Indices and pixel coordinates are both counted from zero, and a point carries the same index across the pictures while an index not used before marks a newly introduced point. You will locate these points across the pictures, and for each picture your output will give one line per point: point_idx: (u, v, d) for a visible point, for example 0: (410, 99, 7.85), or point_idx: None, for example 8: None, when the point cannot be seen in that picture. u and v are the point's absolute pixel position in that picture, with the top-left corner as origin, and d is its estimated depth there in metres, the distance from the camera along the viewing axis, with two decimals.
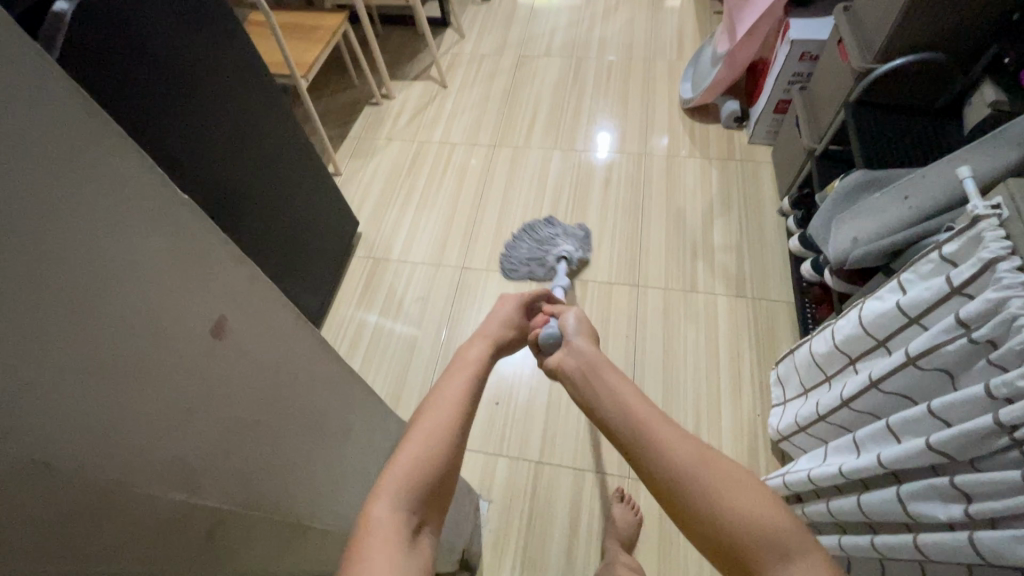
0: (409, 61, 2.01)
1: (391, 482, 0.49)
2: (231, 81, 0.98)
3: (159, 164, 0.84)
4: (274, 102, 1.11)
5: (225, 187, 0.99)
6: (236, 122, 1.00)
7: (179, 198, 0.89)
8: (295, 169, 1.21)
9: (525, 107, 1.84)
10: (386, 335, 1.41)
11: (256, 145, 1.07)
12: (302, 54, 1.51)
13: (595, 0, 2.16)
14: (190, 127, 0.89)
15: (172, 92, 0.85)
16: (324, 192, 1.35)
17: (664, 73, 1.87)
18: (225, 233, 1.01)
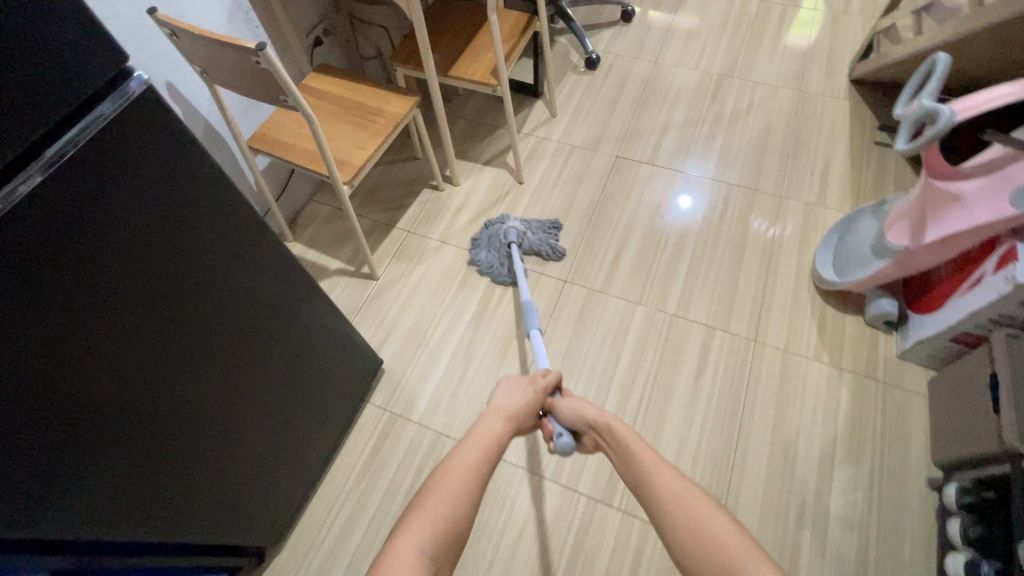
0: (485, 138, 1.68)
1: (420, 527, 0.65)
2: (190, 267, 0.68)
3: (51, 436, 0.58)
4: (261, 262, 0.81)
5: (169, 398, 0.72)
6: (194, 316, 0.72)
7: (85, 461, 0.62)
8: (288, 331, 0.92)
9: (611, 232, 1.49)
10: (384, 531, 1.12)
11: (222, 330, 0.77)
12: (352, 149, 1.21)
13: (723, 94, 1.76)
14: (107, 363, 0.61)
15: (73, 332, 0.57)
16: (332, 334, 1.06)
17: (796, 221, 1.47)
18: (167, 459, 0.75)
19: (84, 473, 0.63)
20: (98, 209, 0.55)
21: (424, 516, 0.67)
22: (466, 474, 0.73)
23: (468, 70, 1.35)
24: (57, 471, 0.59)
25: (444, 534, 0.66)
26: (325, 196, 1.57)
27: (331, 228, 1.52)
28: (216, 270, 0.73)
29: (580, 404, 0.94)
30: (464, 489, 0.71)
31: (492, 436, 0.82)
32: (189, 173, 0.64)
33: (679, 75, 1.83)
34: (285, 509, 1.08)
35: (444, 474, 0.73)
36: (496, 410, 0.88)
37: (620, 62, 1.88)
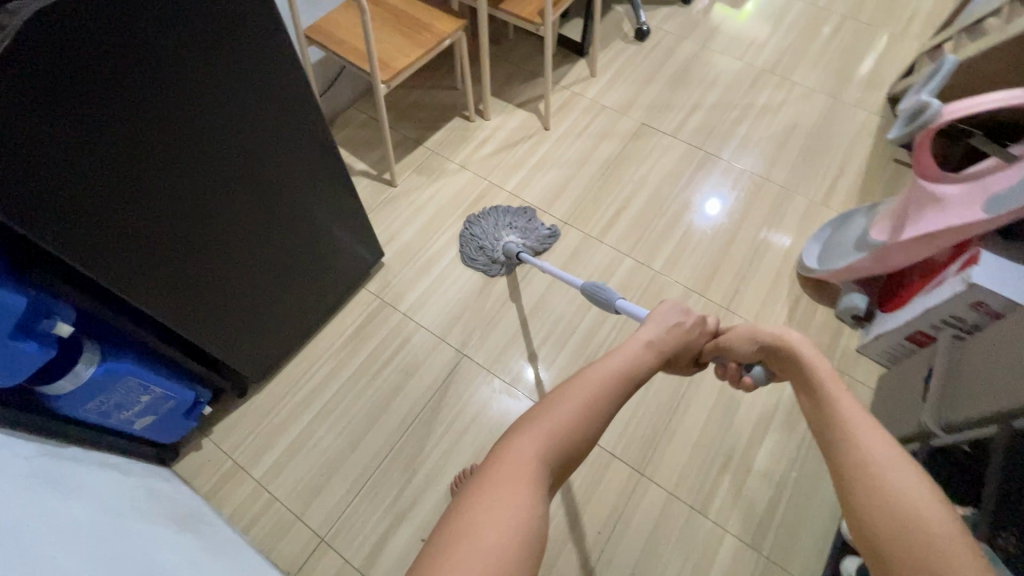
0: (523, 82, 1.77)
1: (540, 432, 0.61)
2: (225, 98, 0.81)
3: (84, 200, 0.71)
4: (284, 113, 0.91)
5: (194, 208, 0.86)
6: (216, 138, 0.83)
7: (107, 234, 0.76)
8: (298, 184, 1.03)
9: (619, 189, 1.57)
10: (353, 394, 1.25)
11: (248, 168, 0.92)
12: (395, 54, 1.32)
13: (760, 87, 1.80)
14: (137, 153, 0.74)
15: (119, 116, 0.69)
16: (339, 205, 1.17)
17: (796, 214, 1.52)
18: (173, 261, 0.88)
19: (105, 244, 0.76)
20: (172, 15, 0.68)
21: (543, 421, 0.62)
22: (595, 393, 0.67)
23: (518, 8, 1.44)
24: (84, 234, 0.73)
25: (564, 443, 0.61)
26: (365, 105, 1.69)
27: (364, 133, 1.64)
28: (254, 114, 0.87)
29: (754, 328, 0.83)
30: (598, 405, 0.66)
31: (636, 363, 0.73)
32: (228, 6, 0.74)
33: (722, 62, 1.87)
34: (268, 353, 1.20)
35: (584, 380, 0.69)
36: (642, 343, 0.78)
37: (669, 39, 1.93)
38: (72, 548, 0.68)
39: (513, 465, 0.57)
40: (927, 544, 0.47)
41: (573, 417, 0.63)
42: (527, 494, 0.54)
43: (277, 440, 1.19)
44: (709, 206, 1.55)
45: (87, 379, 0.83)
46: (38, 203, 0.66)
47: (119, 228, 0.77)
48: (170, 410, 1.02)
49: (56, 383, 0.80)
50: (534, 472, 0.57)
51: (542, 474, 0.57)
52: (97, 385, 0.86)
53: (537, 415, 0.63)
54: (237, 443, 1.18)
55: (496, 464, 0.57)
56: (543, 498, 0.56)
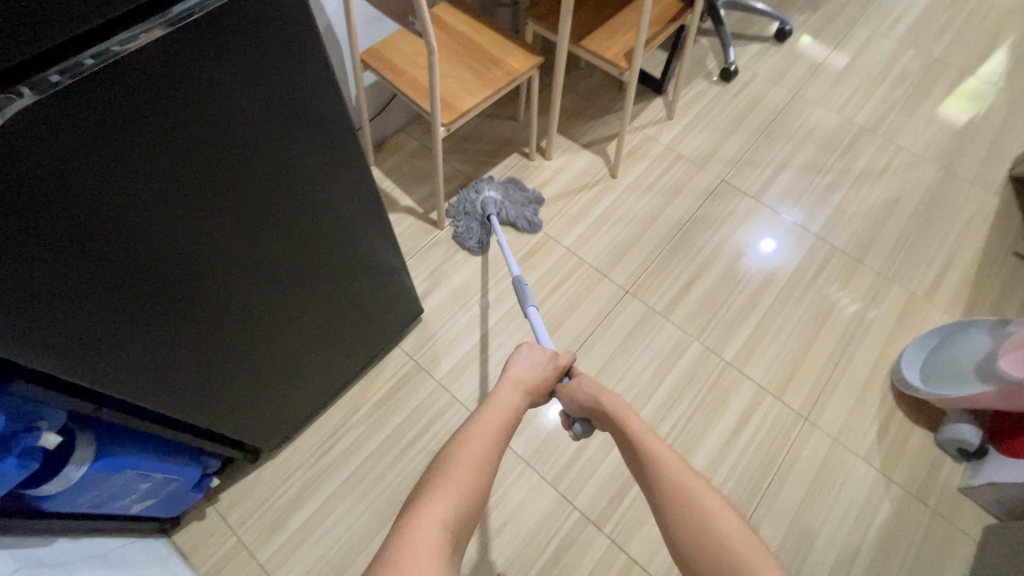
0: (591, 120, 1.60)
1: (443, 496, 0.59)
2: (269, 174, 0.69)
3: (96, 293, 0.60)
4: (338, 189, 0.80)
5: (221, 289, 0.75)
6: (258, 218, 0.72)
7: (115, 326, 0.64)
8: (343, 259, 0.92)
9: (690, 257, 1.39)
10: (374, 473, 1.11)
11: (288, 244, 0.79)
12: (460, 91, 1.17)
13: (859, 148, 1.59)
14: (163, 239, 0.63)
15: (140, 200, 0.57)
16: (383, 274, 1.05)
17: (893, 309, 1.32)
18: (194, 346, 0.77)
19: (119, 335, 0.65)
20: (218, 89, 0.56)
21: (444, 487, 0.60)
22: (482, 454, 0.66)
23: (602, 46, 1.27)
24: (95, 328, 0.62)
25: (467, 508, 0.60)
26: (417, 131, 1.54)
27: (413, 164, 1.50)
28: (302, 188, 0.74)
29: (599, 386, 0.84)
30: (488, 460, 0.66)
31: (512, 406, 0.76)
32: (287, 76, 0.62)
33: (816, 115, 1.67)
34: (287, 421, 1.08)
35: (469, 441, 0.68)
36: (511, 385, 0.81)
37: (757, 82, 1.73)
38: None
39: (425, 541, 0.54)
40: (712, 537, 0.57)
41: (473, 479, 0.62)
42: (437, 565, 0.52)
43: (288, 518, 1.07)
44: (762, 246, 1.42)
45: (78, 480, 0.71)
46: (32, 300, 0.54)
47: (130, 318, 0.65)
48: (174, 490, 0.91)
49: (41, 488, 0.68)
50: (440, 538, 0.55)
51: (449, 542, 0.56)
52: (90, 482, 0.74)
53: (437, 479, 0.61)
54: (245, 517, 1.06)
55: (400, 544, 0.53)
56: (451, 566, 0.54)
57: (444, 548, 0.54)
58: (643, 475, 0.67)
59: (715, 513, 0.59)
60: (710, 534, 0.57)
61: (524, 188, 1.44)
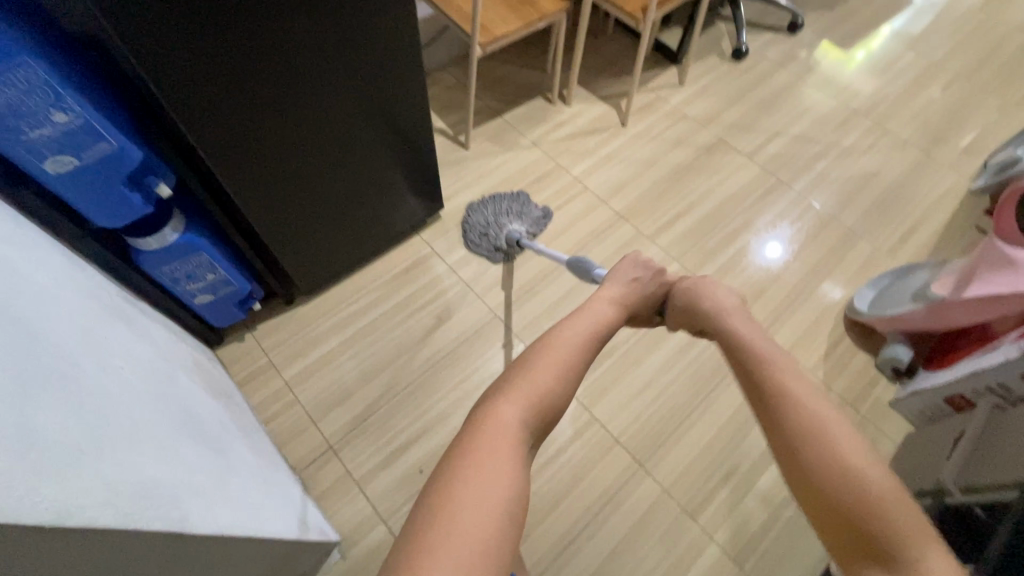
0: (610, 77, 1.80)
1: (516, 398, 0.62)
2: (342, 31, 0.89)
3: (194, 61, 0.76)
4: (384, 30, 0.95)
5: (290, 122, 0.95)
6: (320, 40, 0.88)
7: (213, 123, 0.84)
8: (384, 107, 1.07)
9: (681, 197, 1.57)
10: (386, 326, 1.32)
11: (345, 100, 0.99)
12: (497, 21, 1.38)
13: (849, 127, 1.76)
14: (249, 32, 0.79)
15: (253, 20, 0.78)
16: (416, 138, 1.20)
17: (856, 258, 1.49)
18: (256, 146, 0.93)
19: (214, 133, 0.85)
20: None
21: (514, 391, 0.63)
22: (559, 361, 0.68)
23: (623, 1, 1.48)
24: (200, 115, 0.82)
25: (543, 407, 0.63)
26: (456, 69, 1.77)
27: (450, 95, 1.72)
28: (363, 52, 0.95)
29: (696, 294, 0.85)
30: (564, 370, 0.68)
31: (598, 320, 0.77)
32: None
33: (815, 97, 1.84)
34: (320, 268, 1.28)
35: (543, 349, 0.70)
36: (602, 298, 0.83)
37: (765, 64, 1.91)
38: (134, 371, 0.75)
39: (499, 435, 0.57)
40: (838, 461, 0.48)
41: (544, 382, 0.65)
42: (511, 463, 0.54)
43: (311, 350, 1.27)
44: (769, 250, 1.49)
45: (172, 243, 0.94)
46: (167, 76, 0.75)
47: (224, 120, 0.85)
48: (226, 295, 1.12)
49: (146, 239, 0.91)
50: (515, 433, 0.58)
51: (522, 440, 0.58)
52: (175, 252, 0.96)
53: (516, 379, 0.65)
54: (276, 344, 1.27)
55: (478, 433, 0.57)
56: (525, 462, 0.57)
57: (519, 448, 0.57)
58: (752, 387, 0.58)
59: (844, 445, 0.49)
60: (840, 462, 0.48)
61: (524, 200, 1.49)
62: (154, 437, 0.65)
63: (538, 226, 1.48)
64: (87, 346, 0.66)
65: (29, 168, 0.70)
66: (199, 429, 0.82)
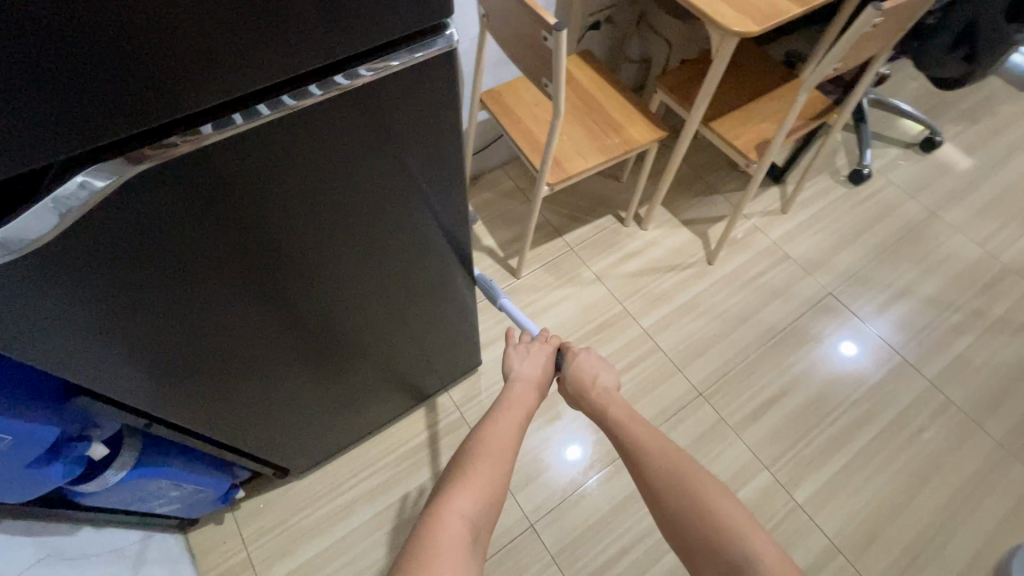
0: (697, 196, 1.50)
1: (465, 490, 0.56)
2: (361, 242, 0.63)
3: (187, 309, 0.54)
4: (442, 238, 0.74)
5: (288, 338, 0.70)
6: (331, 258, 0.62)
7: (174, 373, 0.60)
8: (421, 305, 0.85)
9: (776, 372, 1.26)
10: (393, 523, 1.06)
11: (364, 300, 0.74)
12: (573, 152, 1.12)
13: (1001, 292, 1.40)
14: (220, 281, 0.53)
15: (226, 268, 0.53)
16: (453, 313, 0.96)
17: (1012, 491, 1.13)
18: (245, 374, 0.70)
19: (177, 380, 0.62)
20: (325, 166, 0.50)
21: (469, 484, 0.57)
22: (507, 443, 0.64)
23: (734, 131, 1.18)
24: (153, 372, 0.58)
25: (492, 505, 0.57)
26: (515, 171, 1.51)
27: (505, 204, 1.46)
28: (389, 252, 0.68)
29: (601, 363, 0.79)
30: (511, 452, 0.63)
31: (531, 401, 0.72)
32: (399, 153, 0.55)
33: (954, 242, 1.48)
34: (319, 448, 1.04)
35: (490, 429, 0.65)
36: (527, 379, 0.75)
37: (891, 191, 1.57)
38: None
39: (448, 534, 0.51)
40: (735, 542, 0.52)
41: (497, 472, 0.59)
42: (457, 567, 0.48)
43: (299, 547, 1.03)
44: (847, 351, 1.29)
45: (115, 483, 0.70)
46: (99, 353, 0.51)
47: (191, 365, 0.61)
48: (199, 497, 0.90)
49: (81, 485, 0.68)
50: (462, 532, 0.52)
51: (471, 534, 0.53)
52: (125, 486, 0.73)
53: (463, 472, 0.58)
54: (260, 532, 1.04)
55: (425, 542, 0.50)
56: (474, 559, 0.52)
57: (467, 542, 0.52)
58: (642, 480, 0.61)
59: (750, 535, 0.53)
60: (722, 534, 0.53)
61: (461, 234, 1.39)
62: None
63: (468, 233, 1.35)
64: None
65: None
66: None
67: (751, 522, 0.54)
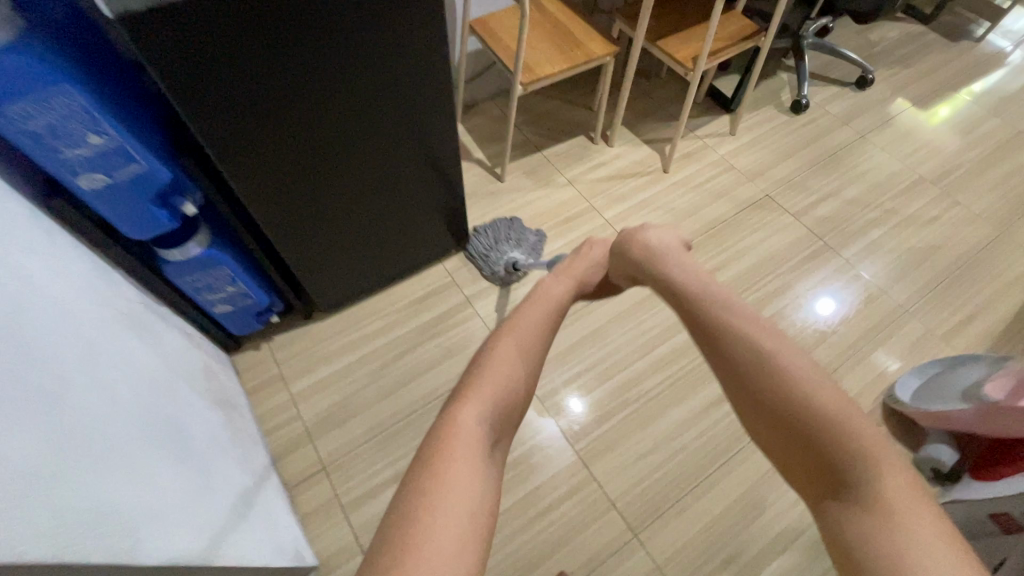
0: (657, 120, 1.77)
1: (474, 401, 0.63)
2: (371, 71, 0.91)
3: (256, 94, 0.82)
4: (431, 88, 1.01)
5: (319, 152, 0.97)
6: (349, 79, 0.90)
7: (243, 155, 0.88)
8: (418, 156, 1.12)
9: (716, 252, 1.51)
10: (395, 353, 1.32)
11: (374, 134, 1.01)
12: (542, 61, 1.39)
13: (916, 195, 1.64)
14: (277, 75, 0.82)
15: (281, 64, 0.81)
16: (445, 176, 1.22)
17: (907, 339, 1.37)
18: (289, 180, 0.98)
19: (244, 163, 0.89)
20: None
21: (478, 395, 0.64)
22: (514, 362, 0.70)
23: (674, 48, 1.44)
24: (230, 147, 0.86)
25: (500, 413, 0.65)
26: (501, 101, 1.78)
27: (492, 127, 1.74)
28: (392, 89, 0.96)
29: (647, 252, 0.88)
30: (517, 369, 0.70)
31: (541, 319, 0.79)
32: None
33: (879, 158, 1.73)
34: (338, 291, 1.31)
35: (502, 349, 0.72)
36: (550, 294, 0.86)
37: (826, 119, 1.82)
38: (134, 386, 0.75)
39: (464, 435, 0.58)
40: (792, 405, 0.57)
41: (504, 384, 0.66)
42: (478, 466, 0.55)
43: (321, 367, 1.30)
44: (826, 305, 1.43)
45: (194, 256, 0.97)
46: (202, 115, 0.79)
47: (254, 152, 0.89)
48: (245, 306, 1.16)
49: (171, 250, 0.95)
50: (476, 434, 0.59)
51: (486, 437, 0.60)
52: (198, 265, 1.00)
53: (472, 386, 0.65)
54: (290, 356, 1.30)
55: (442, 441, 0.57)
56: (490, 462, 0.58)
57: (483, 442, 0.59)
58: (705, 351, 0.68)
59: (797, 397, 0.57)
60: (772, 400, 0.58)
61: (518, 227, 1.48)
62: (152, 475, 0.67)
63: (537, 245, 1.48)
64: (80, 354, 0.65)
65: (64, 182, 0.75)
66: (199, 454, 0.83)
67: (803, 376, 0.59)
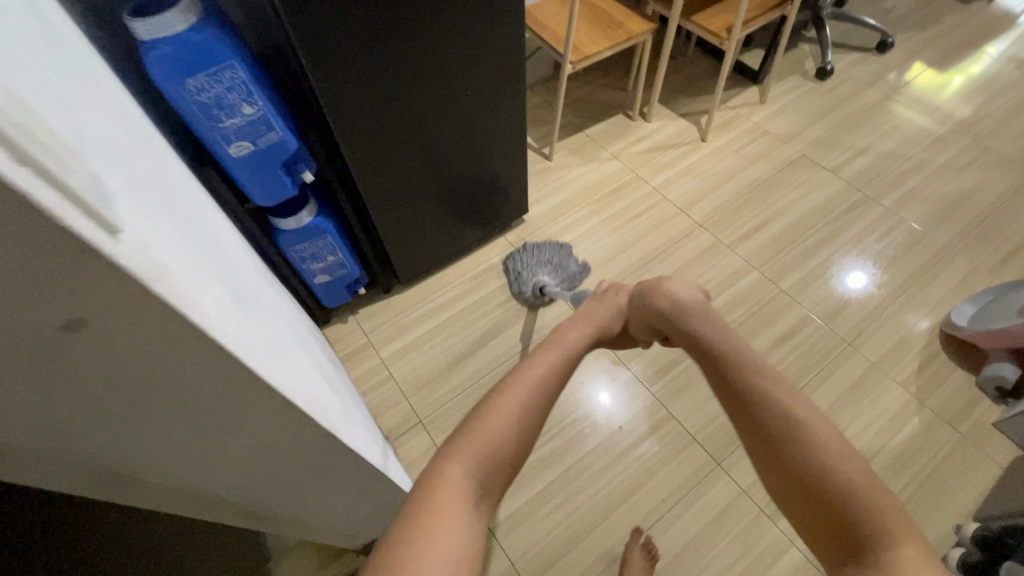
0: (690, 95, 1.87)
1: (464, 450, 0.50)
2: (460, 48, 1.01)
3: (367, 67, 0.92)
4: (507, 65, 1.11)
5: (411, 126, 1.07)
6: (441, 56, 1.00)
7: (350, 124, 0.98)
8: (490, 133, 1.22)
9: (761, 208, 1.59)
10: (472, 317, 1.42)
11: (457, 109, 1.11)
12: (587, 42, 1.50)
13: (947, 145, 1.71)
14: (386, 49, 0.92)
15: (390, 40, 0.91)
16: (513, 153, 1.32)
17: (956, 274, 1.44)
18: (384, 152, 1.07)
19: (351, 133, 0.99)
20: None
21: (468, 442, 0.50)
22: (529, 388, 0.57)
23: (708, 21, 1.55)
24: (341, 116, 0.96)
25: (498, 464, 0.51)
26: (542, 88, 1.90)
27: (536, 112, 1.85)
28: (474, 66, 1.06)
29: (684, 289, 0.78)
30: (534, 399, 0.56)
31: (573, 340, 0.68)
32: None
33: (907, 114, 1.81)
34: (416, 265, 1.40)
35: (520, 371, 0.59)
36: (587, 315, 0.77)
37: (851, 82, 1.91)
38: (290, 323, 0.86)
39: (445, 495, 0.45)
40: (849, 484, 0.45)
41: (517, 417, 0.54)
42: (456, 536, 0.43)
43: (405, 333, 1.40)
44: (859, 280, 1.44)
45: (305, 224, 1.09)
46: (324, 83, 0.90)
47: (360, 122, 0.99)
48: (340, 277, 1.27)
49: (286, 219, 1.07)
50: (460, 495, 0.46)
51: (471, 496, 0.47)
52: (307, 233, 1.12)
53: (464, 429, 0.52)
54: (376, 325, 1.41)
55: (422, 495, 0.45)
56: (478, 524, 0.46)
57: (465, 506, 0.46)
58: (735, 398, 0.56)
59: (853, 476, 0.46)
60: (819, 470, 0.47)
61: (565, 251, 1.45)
62: (323, 390, 0.77)
63: (576, 274, 1.44)
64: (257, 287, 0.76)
65: (217, 150, 0.87)
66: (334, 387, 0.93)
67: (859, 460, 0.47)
